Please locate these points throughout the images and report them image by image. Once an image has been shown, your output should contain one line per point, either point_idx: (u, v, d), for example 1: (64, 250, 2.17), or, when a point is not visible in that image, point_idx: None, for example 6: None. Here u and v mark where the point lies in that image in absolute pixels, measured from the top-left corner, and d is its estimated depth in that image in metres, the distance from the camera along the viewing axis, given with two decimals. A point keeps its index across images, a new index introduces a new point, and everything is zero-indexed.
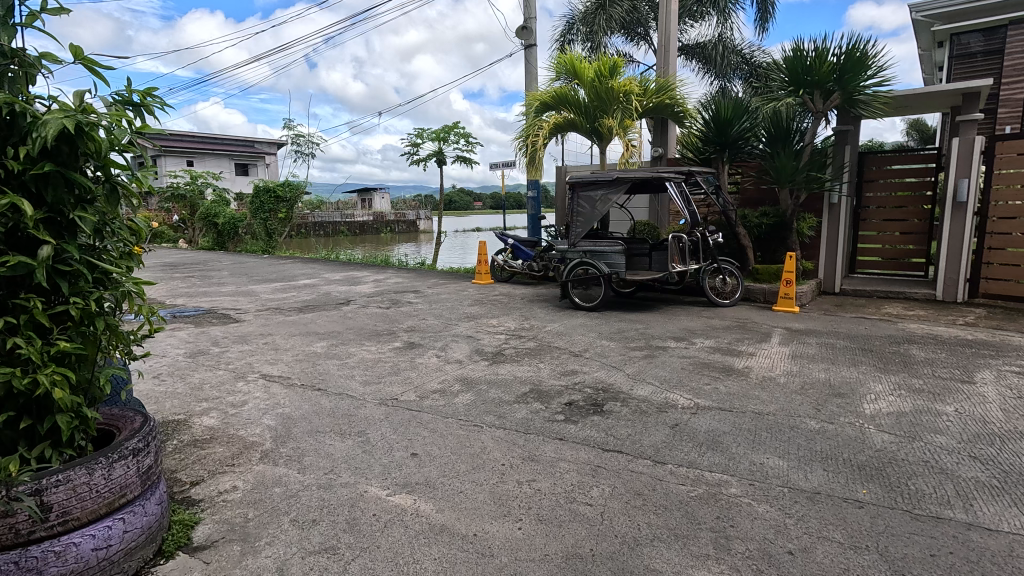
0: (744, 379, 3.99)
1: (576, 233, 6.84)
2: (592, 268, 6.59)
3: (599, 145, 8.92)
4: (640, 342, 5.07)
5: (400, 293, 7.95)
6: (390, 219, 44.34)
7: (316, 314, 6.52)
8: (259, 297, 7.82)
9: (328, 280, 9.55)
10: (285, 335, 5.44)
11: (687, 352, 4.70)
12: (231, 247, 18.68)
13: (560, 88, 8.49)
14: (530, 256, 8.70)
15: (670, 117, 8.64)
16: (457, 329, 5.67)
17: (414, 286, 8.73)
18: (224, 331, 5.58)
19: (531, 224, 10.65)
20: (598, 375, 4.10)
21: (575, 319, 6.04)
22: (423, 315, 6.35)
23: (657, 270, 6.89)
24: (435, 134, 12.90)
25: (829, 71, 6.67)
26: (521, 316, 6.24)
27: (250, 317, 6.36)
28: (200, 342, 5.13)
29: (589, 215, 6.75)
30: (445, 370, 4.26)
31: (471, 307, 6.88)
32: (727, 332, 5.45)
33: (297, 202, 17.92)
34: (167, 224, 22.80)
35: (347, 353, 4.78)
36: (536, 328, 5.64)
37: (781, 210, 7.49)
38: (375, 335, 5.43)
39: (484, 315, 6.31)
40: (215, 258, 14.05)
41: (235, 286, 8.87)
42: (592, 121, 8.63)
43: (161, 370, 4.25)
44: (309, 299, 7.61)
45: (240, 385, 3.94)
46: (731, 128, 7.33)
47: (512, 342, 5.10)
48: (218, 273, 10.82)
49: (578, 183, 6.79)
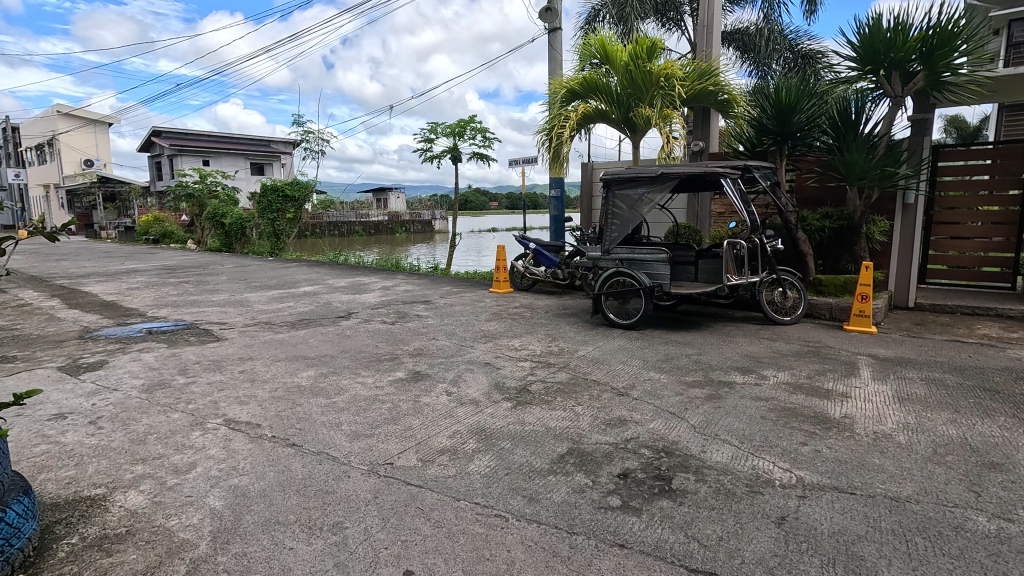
0: (851, 438, 3.02)
1: (611, 238, 5.90)
2: (630, 279, 5.65)
3: (633, 138, 7.96)
4: (697, 376, 4.11)
5: (408, 305, 7.08)
6: (405, 219, 43.66)
7: (311, 330, 5.67)
8: (252, 308, 7.00)
9: (332, 287, 8.69)
10: (269, 360, 4.58)
11: (761, 392, 3.73)
12: (239, 248, 17.97)
13: (590, 74, 7.54)
14: (553, 262, 7.80)
15: (713, 106, 7.66)
16: (473, 353, 4.77)
17: (425, 295, 7.83)
18: (199, 355, 4.73)
19: (554, 227, 9.72)
20: (655, 429, 3.16)
21: (612, 342, 5.09)
22: (434, 335, 5.46)
23: (704, 281, 5.93)
24: (450, 129, 12.03)
25: (915, 47, 5.62)
26: (548, 336, 5.31)
27: (234, 334, 5.51)
28: (165, 370, 4.28)
29: (626, 217, 5.79)
30: (456, 416, 3.35)
31: (489, 322, 5.98)
32: (801, 361, 4.47)
33: (307, 202, 17.15)
34: (177, 224, 22.24)
35: (338, 387, 3.89)
36: (567, 354, 4.71)
37: (847, 212, 6.46)
38: (375, 361, 4.53)
39: (504, 335, 5.41)
40: (217, 261, 13.34)
41: (228, 295, 8.04)
42: (626, 111, 7.67)
43: (103, 411, 3.41)
44: (305, 311, 6.75)
45: (195, 437, 3.07)
46: (793, 116, 6.26)
47: (538, 374, 4.18)
48: (215, 278, 10.03)
49: (614, 181, 5.84)
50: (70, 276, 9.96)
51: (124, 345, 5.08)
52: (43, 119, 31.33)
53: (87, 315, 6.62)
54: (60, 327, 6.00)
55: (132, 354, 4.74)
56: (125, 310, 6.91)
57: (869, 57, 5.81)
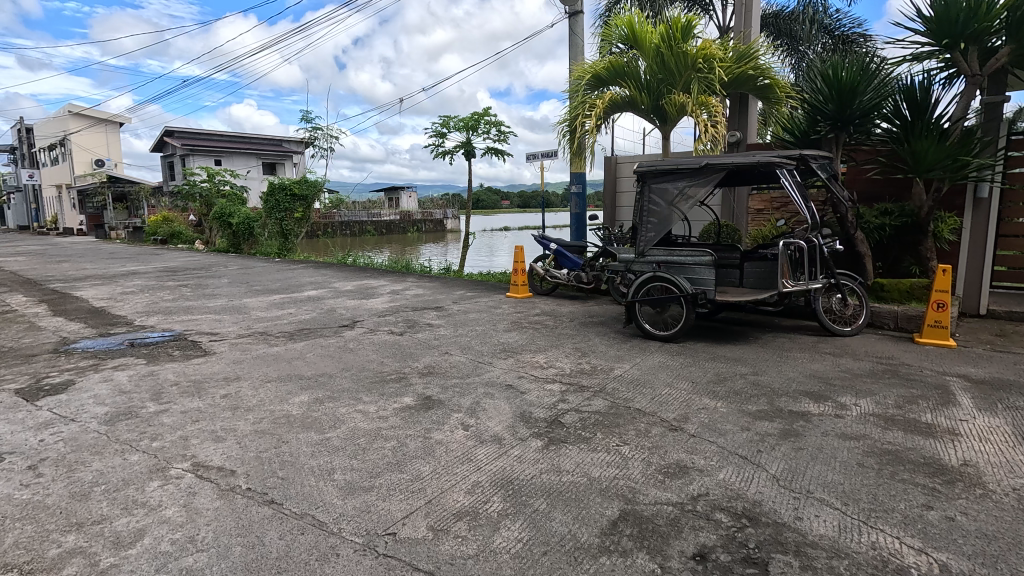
0: (988, 499, 2.32)
1: (646, 239, 5.23)
2: (668, 285, 5.01)
3: (663, 128, 7.27)
4: (760, 404, 3.43)
5: (419, 312, 6.45)
6: (416, 218, 43.24)
7: (310, 343, 5.06)
8: (250, 316, 6.42)
9: (338, 292, 8.10)
10: (258, 380, 3.97)
11: (847, 427, 3.05)
12: (247, 249, 17.52)
13: (616, 58, 6.86)
14: (577, 265, 7.22)
15: (754, 92, 6.94)
16: (492, 372, 4.13)
17: (437, 300, 7.21)
18: (181, 374, 4.14)
19: (574, 226, 9.11)
20: (728, 481, 2.49)
21: (652, 359, 4.42)
22: (447, 348, 4.83)
23: (752, 287, 5.26)
24: (463, 122, 11.40)
25: (998, 17, 4.89)
26: (577, 351, 4.66)
27: (224, 347, 4.92)
28: (137, 393, 3.69)
29: (664, 215, 5.11)
30: (476, 462, 2.71)
31: (509, 333, 5.34)
32: (881, 385, 3.76)
33: (316, 200, 16.61)
34: (186, 223, 21.87)
35: (334, 418, 3.27)
36: (601, 374, 4.05)
37: (912, 208, 5.73)
38: (379, 382, 3.91)
39: (527, 349, 4.78)
40: (221, 262, 12.84)
41: (226, 300, 7.48)
42: (656, 98, 6.98)
43: (49, 451, 2.82)
44: (306, 319, 6.16)
45: (151, 491, 2.46)
46: (854, 98, 5.54)
47: (570, 401, 3.53)
48: (216, 281, 9.52)
49: (650, 173, 5.16)
50: (66, 279, 9.50)
51: (99, 361, 4.50)
52: (56, 119, 31.27)
53: (71, 324, 6.08)
54: (37, 338, 5.45)
55: (105, 373, 4.16)
56: (114, 318, 6.37)
57: (942, 29, 5.07)
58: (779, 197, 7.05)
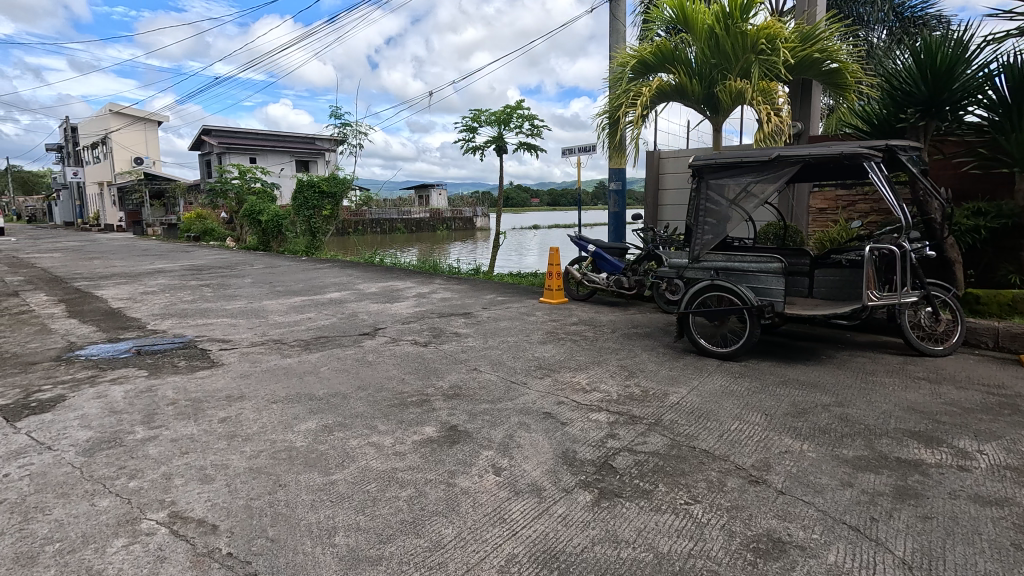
0: None
1: (702, 242, 4.60)
2: (728, 296, 4.38)
3: (715, 119, 6.59)
4: (857, 449, 2.80)
5: (445, 319, 5.95)
6: (446, 216, 42.99)
7: (326, 354, 4.60)
8: (267, 320, 6.03)
9: (362, 294, 7.68)
10: (264, 401, 3.52)
11: (982, 487, 2.40)
12: (275, 247, 17.38)
13: (664, 41, 6.20)
14: (616, 268, 6.69)
15: (820, 77, 6.20)
16: (528, 395, 3.59)
17: (465, 305, 6.71)
18: (180, 390, 3.72)
19: (613, 226, 8.54)
20: (843, 568, 1.89)
21: (712, 383, 3.81)
22: (475, 364, 4.31)
23: (825, 299, 4.62)
24: (495, 116, 10.88)
25: None
26: (623, 371, 4.08)
27: (233, 358, 4.51)
28: (128, 414, 3.27)
29: (724, 216, 4.47)
30: (510, 525, 2.17)
31: (545, 347, 4.79)
32: (1005, 425, 3.07)
33: (344, 198, 16.31)
34: (218, 221, 21.94)
35: (343, 455, 2.78)
36: (654, 402, 3.47)
37: (1014, 207, 4.92)
38: (398, 406, 3.40)
39: (565, 367, 4.22)
40: (248, 261, 12.62)
41: (246, 302, 7.13)
42: (709, 86, 6.31)
43: (9, 491, 2.39)
44: (325, 325, 5.72)
45: (112, 554, 2.00)
46: (948, 78, 4.81)
47: (622, 438, 2.97)
48: (239, 280, 9.22)
49: (708, 168, 4.52)
50: (91, 278, 9.35)
51: (98, 372, 4.13)
52: (98, 117, 32.06)
53: (82, 327, 5.78)
54: (44, 343, 5.15)
55: (100, 388, 3.77)
56: (127, 320, 6.05)
57: None
58: (845, 195, 6.32)
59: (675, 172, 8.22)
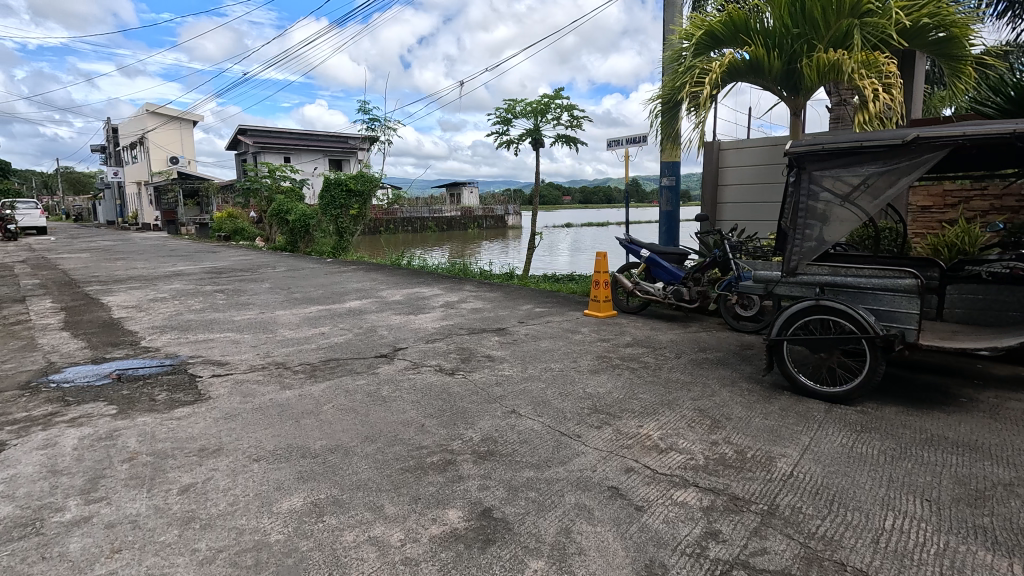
0: None
1: (801, 250, 3.62)
2: (840, 322, 3.39)
3: (795, 101, 5.58)
4: None
5: (476, 337, 5.11)
6: (477, 215, 42.37)
7: (333, 384, 3.82)
8: (275, 336, 5.31)
9: (384, 303, 6.91)
10: (243, 459, 2.73)
11: None
12: (303, 247, 16.90)
13: (736, 9, 5.20)
14: (676, 277, 5.73)
15: (930, 48, 5.10)
16: (584, 458, 2.71)
17: (499, 319, 5.86)
18: (146, 438, 2.97)
19: (663, 227, 7.57)
20: None
21: (829, 443, 2.86)
22: (513, 404, 3.45)
23: (960, 323, 3.65)
24: (531, 107, 10.00)
25: None
26: (704, 420, 3.16)
27: (223, 389, 3.76)
28: (67, 478, 2.52)
29: (833, 218, 3.48)
30: None
31: (598, 380, 3.90)
32: None
33: (372, 197, 15.69)
34: (248, 220, 21.71)
35: (329, 561, 1.96)
36: (759, 474, 2.54)
37: None
38: (413, 472, 2.57)
39: (627, 411, 3.32)
40: (270, 263, 12.06)
41: (256, 313, 6.44)
42: (789, 60, 5.30)
43: None
44: (338, 344, 4.95)
45: None
46: None
47: (729, 541, 2.06)
48: (257, 285, 8.60)
49: (811, 157, 3.52)
50: (106, 282, 8.88)
51: (60, 407, 3.43)
52: (136, 118, 32.50)
53: (71, 342, 5.14)
54: (21, 363, 4.51)
55: (53, 432, 3.05)
56: (122, 335, 5.41)
57: None
58: (956, 190, 5.28)
59: (738, 164, 7.17)
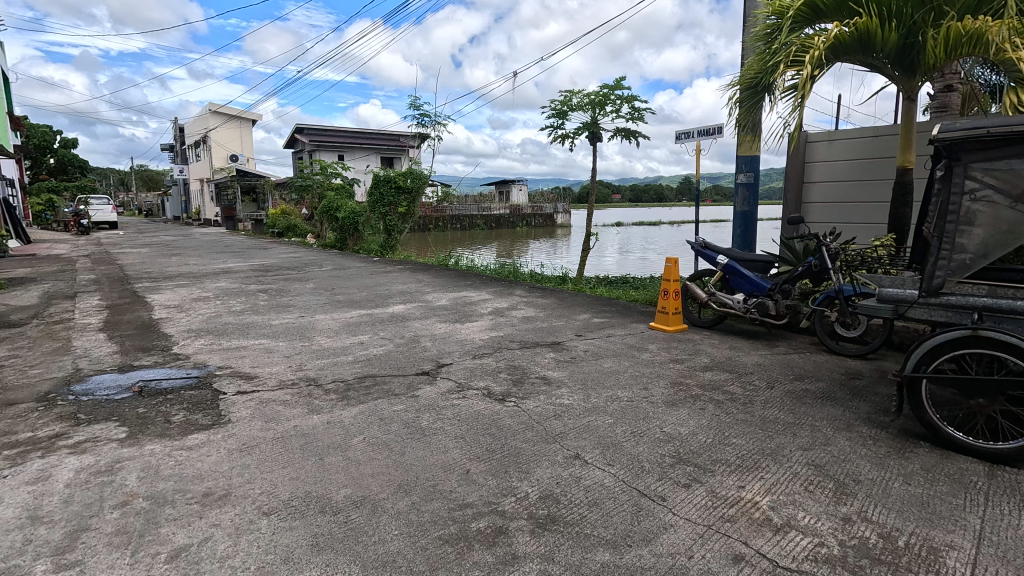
0: None
1: (949, 265, 2.85)
2: (1008, 359, 2.61)
3: (910, 82, 4.71)
4: None
5: (529, 352, 4.54)
6: (526, 213, 41.95)
7: (367, 409, 3.33)
8: (311, 344, 4.90)
9: (429, 308, 6.43)
10: (252, 511, 2.26)
11: None
12: (351, 245, 16.82)
13: None
14: (758, 287, 4.97)
15: None
16: (674, 536, 2.08)
17: (554, 331, 5.26)
18: (148, 475, 2.55)
19: (738, 228, 6.77)
20: None
21: (1012, 531, 2.11)
22: (575, 446, 2.85)
23: None
24: (589, 98, 9.32)
25: None
26: (825, 483, 2.47)
27: (246, 411, 3.34)
28: (45, 530, 2.11)
29: (1000, 224, 2.70)
30: None
31: (677, 415, 3.25)
32: None
33: (421, 194, 15.40)
34: (300, 217, 21.99)
35: None
36: None
37: None
38: (455, 545, 2.02)
39: (719, 462, 2.67)
40: (317, 261, 11.89)
41: (295, 316, 6.09)
42: (907, 34, 4.44)
43: None
44: (376, 356, 4.48)
45: None
46: None
47: None
48: (302, 285, 8.34)
49: (968, 146, 2.75)
50: (156, 279, 8.83)
51: (68, 427, 3.08)
52: (200, 117, 33.68)
53: (104, 345, 4.90)
54: (49, 369, 4.26)
55: (50, 461, 2.68)
56: (156, 339, 5.13)
57: None
58: None
59: (834, 160, 6.21)
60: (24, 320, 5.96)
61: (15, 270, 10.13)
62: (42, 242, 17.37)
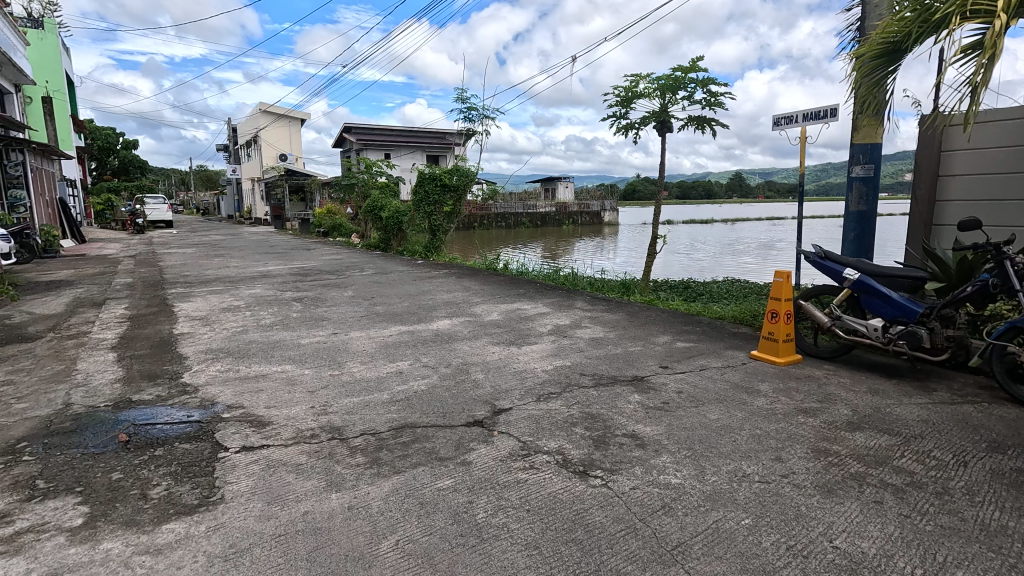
0: None
1: None
2: None
3: None
4: None
5: (607, 394, 3.57)
6: (573, 211, 40.81)
7: (402, 486, 2.46)
8: (341, 374, 4.09)
9: (479, 325, 5.53)
10: None
11: None
12: (396, 245, 16.23)
13: None
14: (897, 312, 3.84)
15: None
16: None
17: (632, 361, 4.26)
18: None
19: (851, 232, 5.58)
20: None
21: None
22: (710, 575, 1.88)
23: None
24: (658, 83, 8.22)
25: None
26: None
27: (244, 482, 2.52)
28: None
29: None
30: None
31: (848, 515, 2.21)
32: None
33: (467, 192, 14.61)
34: (346, 216, 21.67)
35: None
36: None
37: None
38: None
39: None
40: (359, 264, 11.24)
41: (326, 333, 5.31)
42: None
43: None
44: (415, 395, 3.61)
45: None
46: None
47: None
48: (339, 293, 7.64)
49: None
50: (191, 285, 8.35)
51: (16, 503, 2.34)
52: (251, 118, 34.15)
53: (109, 369, 4.26)
54: (36, 402, 3.59)
55: None
56: (167, 362, 4.45)
57: None
58: None
59: (1001, 145, 4.85)
60: (40, 333, 5.44)
61: (58, 272, 9.95)
62: (97, 242, 17.58)
